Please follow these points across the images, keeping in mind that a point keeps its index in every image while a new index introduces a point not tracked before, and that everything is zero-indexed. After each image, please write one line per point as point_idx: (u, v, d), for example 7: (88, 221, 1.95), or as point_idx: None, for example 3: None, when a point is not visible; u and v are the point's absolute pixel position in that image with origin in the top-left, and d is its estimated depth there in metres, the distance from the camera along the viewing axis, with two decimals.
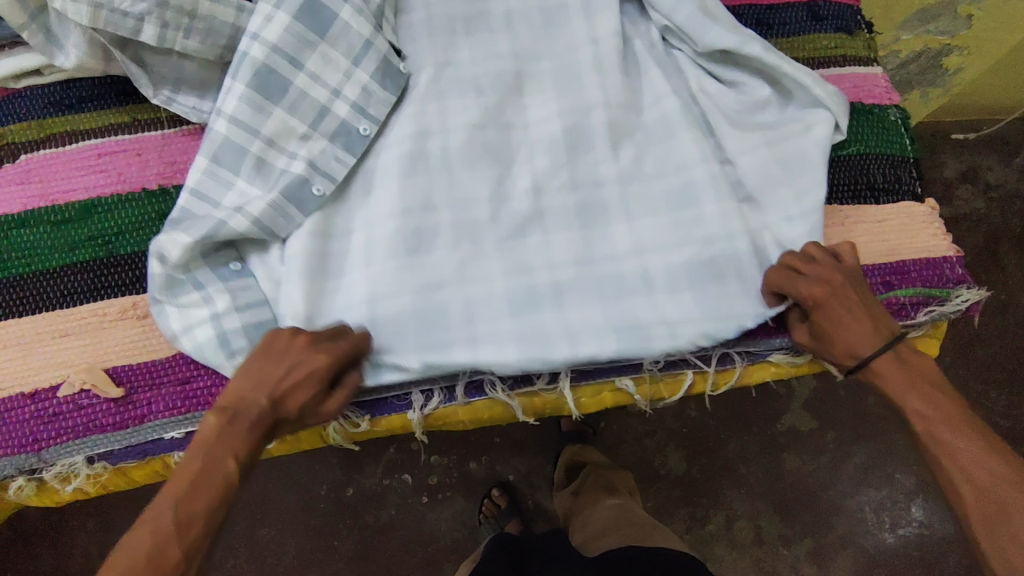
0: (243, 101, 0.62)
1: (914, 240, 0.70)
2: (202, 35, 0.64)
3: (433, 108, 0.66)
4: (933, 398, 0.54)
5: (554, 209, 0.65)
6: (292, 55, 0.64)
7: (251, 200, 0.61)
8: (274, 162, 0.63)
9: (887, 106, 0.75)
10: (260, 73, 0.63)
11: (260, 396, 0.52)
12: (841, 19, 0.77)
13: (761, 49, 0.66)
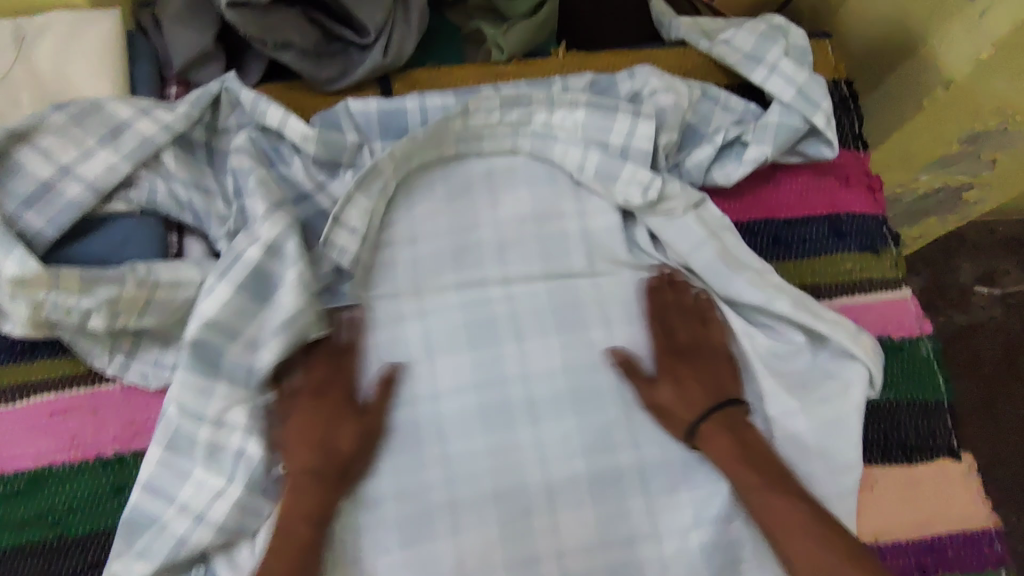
0: (191, 391, 0.57)
1: (951, 507, 0.63)
2: (160, 313, 0.57)
3: (424, 370, 0.64)
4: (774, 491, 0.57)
5: (563, 483, 0.61)
6: (244, 333, 0.59)
7: (212, 502, 0.57)
8: (228, 448, 0.59)
9: (917, 338, 0.68)
10: (209, 358, 0.58)
11: (323, 447, 0.58)
12: (865, 236, 0.70)
13: (790, 306, 0.63)
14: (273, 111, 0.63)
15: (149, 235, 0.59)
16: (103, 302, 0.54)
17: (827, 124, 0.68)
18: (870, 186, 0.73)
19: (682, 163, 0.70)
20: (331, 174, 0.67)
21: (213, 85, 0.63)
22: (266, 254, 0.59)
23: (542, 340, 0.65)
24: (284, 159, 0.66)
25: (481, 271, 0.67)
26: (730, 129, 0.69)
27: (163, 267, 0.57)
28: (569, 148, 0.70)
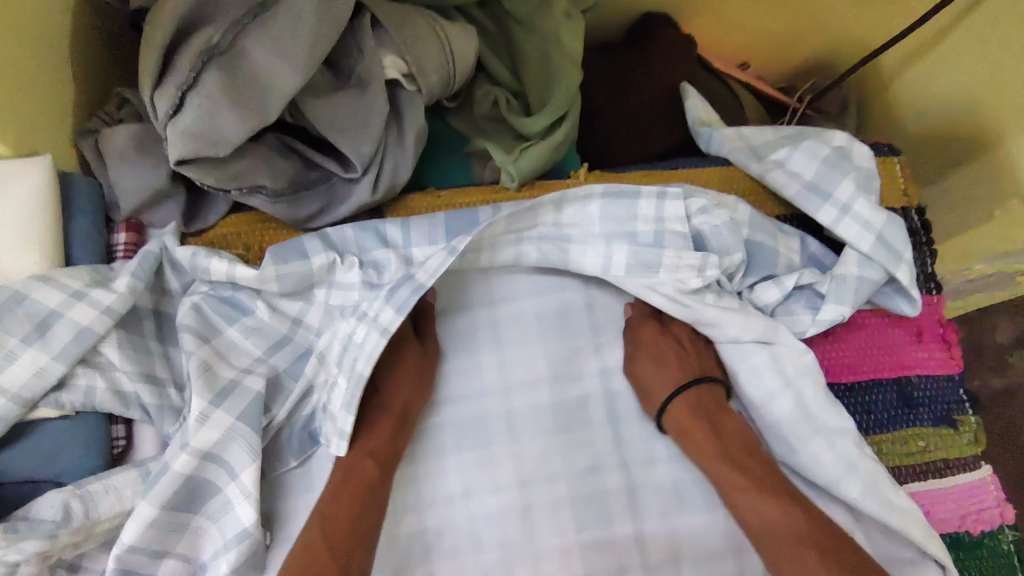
0: None
1: None
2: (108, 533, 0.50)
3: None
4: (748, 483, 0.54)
5: None
6: (178, 550, 0.51)
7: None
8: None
9: (997, 529, 0.59)
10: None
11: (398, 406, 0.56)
12: (938, 404, 0.61)
13: (860, 491, 0.55)
14: (215, 265, 0.55)
15: (88, 442, 0.50)
16: (33, 555, 0.45)
17: (912, 278, 0.57)
18: (946, 340, 0.63)
19: (746, 295, 0.60)
20: (304, 303, 0.59)
21: (151, 248, 0.55)
22: (201, 462, 0.50)
23: (559, 538, 0.56)
24: (243, 312, 0.58)
25: (488, 447, 0.58)
26: (805, 272, 0.58)
27: (104, 480, 0.49)
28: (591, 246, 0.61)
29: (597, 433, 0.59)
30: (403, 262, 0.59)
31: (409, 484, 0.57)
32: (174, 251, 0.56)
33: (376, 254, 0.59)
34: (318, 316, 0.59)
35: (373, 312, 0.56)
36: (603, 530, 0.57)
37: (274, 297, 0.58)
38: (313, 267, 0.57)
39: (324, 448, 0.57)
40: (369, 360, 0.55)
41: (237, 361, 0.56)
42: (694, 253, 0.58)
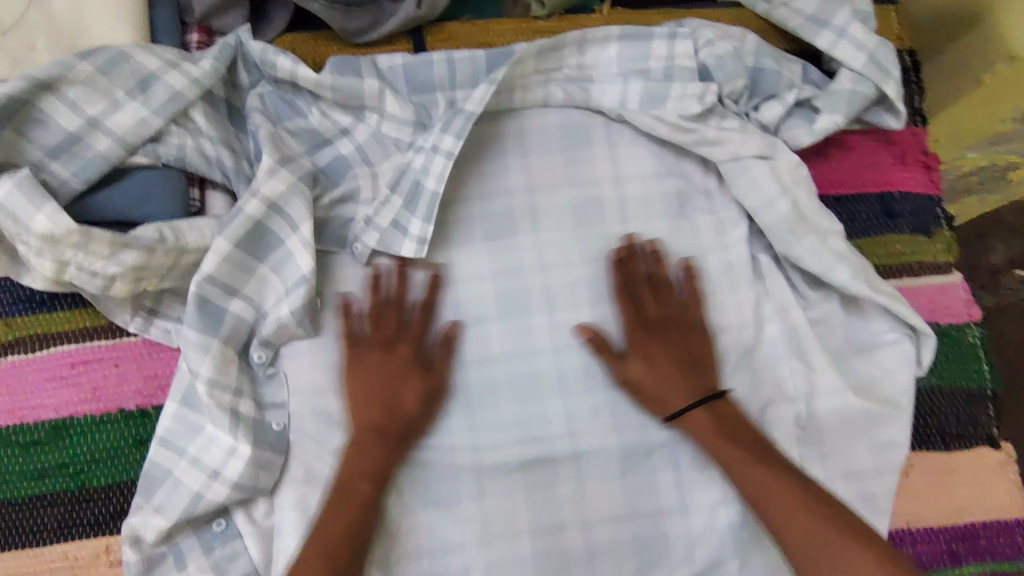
0: (199, 351, 0.57)
1: (984, 499, 0.62)
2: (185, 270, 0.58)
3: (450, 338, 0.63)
4: (735, 454, 0.57)
5: (592, 451, 0.61)
6: (244, 292, 0.59)
7: (225, 462, 0.57)
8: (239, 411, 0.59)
9: (965, 324, 0.66)
10: (214, 313, 0.58)
11: (389, 399, 0.58)
12: (918, 216, 0.68)
13: (850, 276, 0.61)
14: (282, 62, 0.62)
15: (173, 190, 0.58)
16: (128, 269, 0.54)
17: (898, 93, 0.64)
18: (926, 165, 0.70)
19: (751, 116, 0.65)
20: (355, 121, 0.66)
21: (233, 40, 0.63)
22: (268, 210, 0.59)
23: (573, 312, 0.64)
24: (300, 116, 0.66)
25: (512, 237, 0.65)
26: (802, 88, 0.64)
27: (182, 225, 0.57)
28: (607, 84, 0.67)
29: (610, 228, 0.66)
30: (449, 104, 0.67)
31: (441, 261, 0.65)
32: (249, 43, 0.63)
33: (426, 97, 0.67)
34: (363, 135, 0.66)
35: (430, 144, 0.65)
36: (612, 309, 0.64)
37: (329, 111, 0.66)
38: (366, 86, 0.64)
39: (355, 251, 0.65)
40: (438, 178, 0.64)
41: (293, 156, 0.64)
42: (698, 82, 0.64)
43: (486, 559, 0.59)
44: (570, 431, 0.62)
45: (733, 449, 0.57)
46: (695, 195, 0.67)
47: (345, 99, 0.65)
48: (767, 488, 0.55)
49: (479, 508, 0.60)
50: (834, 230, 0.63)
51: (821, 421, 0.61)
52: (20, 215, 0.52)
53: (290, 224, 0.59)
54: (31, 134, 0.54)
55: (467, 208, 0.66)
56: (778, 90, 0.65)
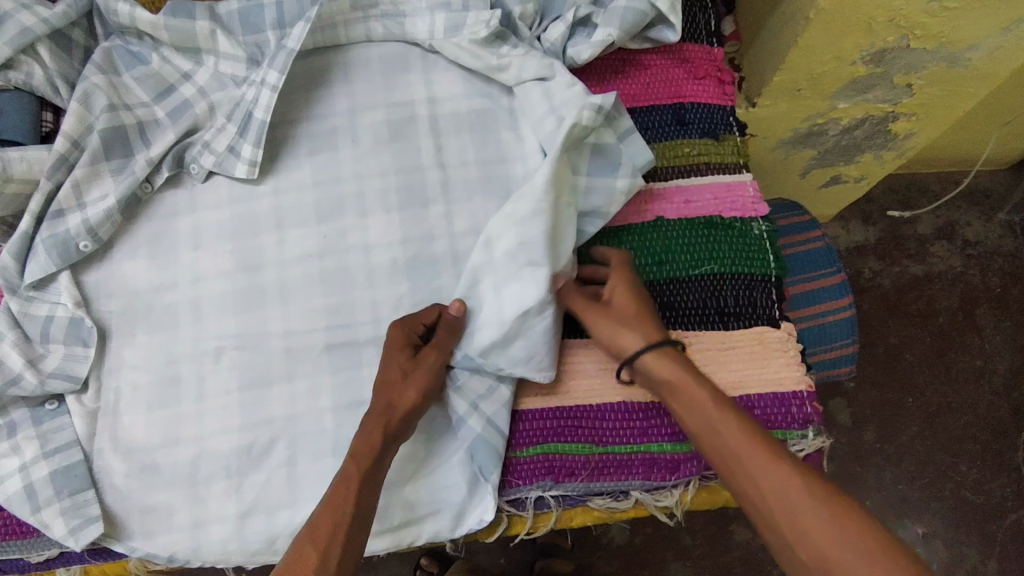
0: (41, 250, 0.66)
1: (758, 375, 0.65)
2: (25, 179, 0.66)
3: (271, 241, 0.70)
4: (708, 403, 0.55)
5: None
6: (83, 203, 0.68)
7: (64, 364, 0.65)
8: (58, 278, 0.67)
9: (750, 218, 0.71)
10: (53, 218, 0.67)
11: (386, 389, 0.58)
12: (707, 123, 0.73)
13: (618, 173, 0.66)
14: (121, 7, 0.69)
15: (25, 115, 0.67)
16: None
17: (671, 8, 0.70)
18: (721, 79, 0.75)
19: (542, 38, 0.72)
20: (195, 65, 0.74)
21: None
22: (115, 128, 0.69)
23: (384, 216, 0.71)
24: (142, 63, 0.73)
25: (335, 151, 0.73)
26: (582, 6, 0.70)
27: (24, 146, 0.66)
28: (416, 18, 0.74)
29: (421, 143, 0.73)
30: (279, 39, 0.73)
31: (268, 175, 0.72)
32: None
33: (258, 36, 0.74)
34: (204, 78, 0.74)
35: (259, 79, 0.72)
36: (419, 214, 0.71)
37: (171, 56, 0.74)
38: (197, 27, 0.71)
39: (194, 172, 0.72)
40: (266, 109, 0.70)
41: (136, 95, 0.72)
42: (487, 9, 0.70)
43: (285, 436, 0.64)
44: (376, 317, 0.68)
45: (705, 402, 0.55)
46: (500, 109, 0.74)
47: (183, 42, 0.72)
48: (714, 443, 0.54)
49: (288, 387, 0.65)
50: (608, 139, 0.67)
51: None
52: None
53: (142, 149, 0.71)
54: None
55: (295, 128, 0.74)
56: (562, 13, 0.72)
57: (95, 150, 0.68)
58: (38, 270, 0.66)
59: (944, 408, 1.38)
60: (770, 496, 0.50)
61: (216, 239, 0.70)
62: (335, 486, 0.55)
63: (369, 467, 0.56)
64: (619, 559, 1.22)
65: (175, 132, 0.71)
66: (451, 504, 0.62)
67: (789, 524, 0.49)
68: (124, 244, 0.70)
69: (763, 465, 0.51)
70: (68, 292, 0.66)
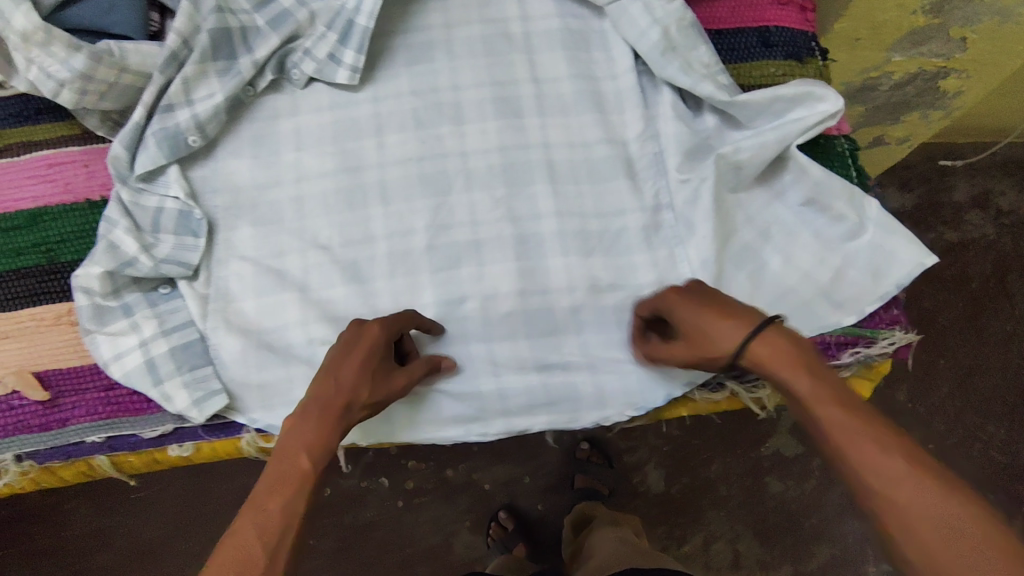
0: (152, 143, 0.68)
1: (849, 284, 0.67)
2: (137, 73, 0.67)
3: (371, 145, 0.72)
4: (832, 408, 0.48)
5: (490, 238, 0.69)
6: (190, 101, 0.70)
7: (176, 251, 0.67)
8: (167, 171, 0.69)
9: (836, 137, 0.74)
10: (164, 114, 0.68)
11: (336, 393, 0.55)
12: (791, 46, 0.75)
13: (714, 87, 0.68)
14: None
15: (135, 12, 0.69)
16: (77, 75, 0.63)
17: None
18: (802, 7, 0.77)
19: None
20: None
21: None
22: (222, 29, 0.70)
23: (479, 125, 0.73)
24: None
25: (431, 63, 0.75)
26: None
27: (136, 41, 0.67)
28: None
29: (515, 57, 0.75)
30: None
31: (366, 83, 0.74)
32: None
33: None
34: None
35: None
36: (514, 123, 0.73)
37: None
38: None
39: (295, 78, 0.74)
40: (369, 16, 0.72)
41: None
42: None
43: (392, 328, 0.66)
44: (475, 219, 0.70)
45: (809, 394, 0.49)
46: (591, 28, 0.76)
47: None
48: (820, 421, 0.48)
49: (392, 283, 0.68)
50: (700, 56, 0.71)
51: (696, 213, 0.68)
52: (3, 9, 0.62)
53: (246, 52, 0.72)
54: None
55: (390, 40, 0.76)
56: None
57: (204, 49, 0.70)
58: (149, 160, 0.68)
59: (977, 369, 1.41)
60: (892, 475, 0.44)
61: (316, 143, 0.73)
62: (256, 492, 0.50)
63: (312, 463, 0.52)
64: (655, 509, 1.19)
65: (278, 36, 0.72)
66: (564, 392, 0.67)
67: (910, 510, 0.42)
68: (228, 144, 0.72)
69: (871, 452, 0.45)
70: (179, 184, 0.69)
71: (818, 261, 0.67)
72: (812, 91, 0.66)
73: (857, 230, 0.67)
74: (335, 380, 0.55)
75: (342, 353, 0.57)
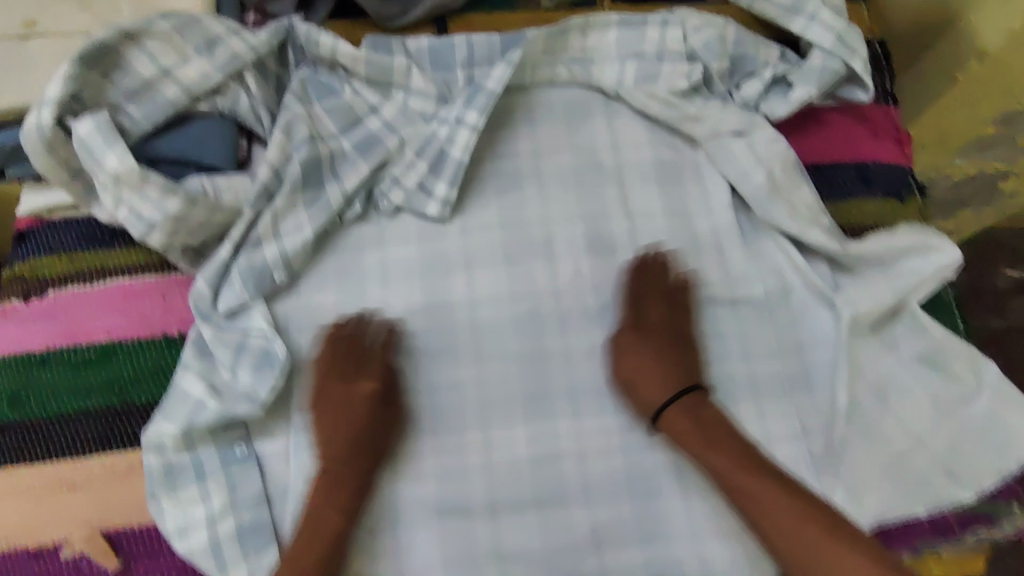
0: (237, 280, 0.65)
1: (971, 460, 0.62)
2: (223, 207, 0.63)
3: (461, 282, 0.69)
4: (737, 471, 0.58)
5: (587, 388, 0.66)
6: (277, 235, 0.67)
7: (245, 400, 0.62)
8: (249, 308, 0.66)
9: None
10: (251, 249, 0.66)
11: (350, 449, 0.60)
12: (890, 183, 0.73)
13: (824, 237, 0.67)
14: (324, 38, 0.70)
15: (224, 142, 0.66)
16: (169, 216, 0.59)
17: (865, 69, 0.71)
18: (898, 139, 0.76)
19: (736, 93, 0.72)
20: (382, 97, 0.73)
21: (282, 22, 0.70)
22: (311, 159, 0.68)
23: (573, 262, 0.70)
24: (333, 93, 0.72)
25: (520, 193, 0.73)
26: (778, 66, 0.71)
27: (226, 176, 0.65)
28: (605, 66, 0.74)
29: (607, 190, 0.73)
30: (469, 80, 0.74)
31: (455, 214, 0.72)
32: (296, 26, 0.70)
33: (447, 74, 0.74)
34: (391, 110, 0.73)
35: (453, 118, 0.71)
36: (608, 261, 0.70)
37: (360, 87, 0.73)
38: (395, 63, 0.72)
39: (382, 207, 0.71)
40: (463, 148, 0.70)
41: (324, 127, 0.71)
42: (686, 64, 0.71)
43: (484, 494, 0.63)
44: (571, 366, 0.67)
45: (765, 484, 0.57)
46: (687, 158, 0.73)
47: (377, 73, 0.72)
48: (761, 500, 0.56)
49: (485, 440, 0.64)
50: (810, 198, 0.69)
51: (809, 367, 0.66)
52: (93, 151, 0.58)
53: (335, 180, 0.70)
54: (113, 79, 0.61)
55: (479, 168, 0.73)
56: (757, 69, 0.72)
57: (296, 180, 0.67)
58: (233, 299, 0.65)
59: None
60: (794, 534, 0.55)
61: (405, 277, 0.69)
62: (294, 550, 0.57)
63: (325, 527, 0.58)
64: None
65: (368, 165, 0.70)
66: (672, 564, 0.62)
67: None
68: (311, 276, 0.69)
69: (787, 506, 0.56)
70: (262, 322, 0.65)
71: (934, 426, 0.63)
72: (932, 244, 0.65)
73: (969, 396, 0.64)
74: (355, 431, 0.61)
75: (333, 405, 0.62)
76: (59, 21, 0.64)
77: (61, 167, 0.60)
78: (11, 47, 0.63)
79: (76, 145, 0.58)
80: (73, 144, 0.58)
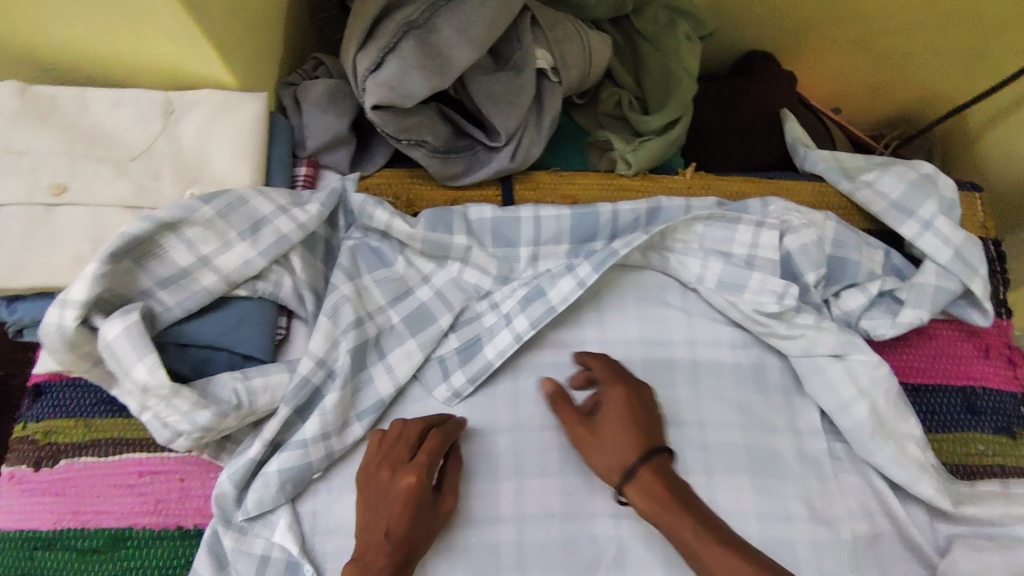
0: (267, 485, 0.58)
1: None
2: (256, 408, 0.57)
3: (508, 491, 0.61)
4: (679, 525, 0.53)
5: None
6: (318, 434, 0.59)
7: None
8: (276, 513, 0.59)
9: None
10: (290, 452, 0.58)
11: (382, 545, 0.52)
12: (1001, 415, 0.65)
13: (935, 489, 0.58)
14: (380, 213, 0.64)
15: (262, 329, 0.59)
16: (199, 429, 0.53)
17: (985, 291, 0.63)
18: (1012, 361, 0.67)
19: (833, 303, 0.64)
20: (437, 267, 0.67)
21: (337, 188, 0.65)
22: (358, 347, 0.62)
23: None
24: (385, 263, 0.66)
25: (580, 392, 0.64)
26: (887, 279, 0.63)
27: (260, 374, 0.58)
28: (685, 257, 0.66)
29: (681, 391, 0.63)
30: (532, 258, 0.67)
31: (506, 408, 0.64)
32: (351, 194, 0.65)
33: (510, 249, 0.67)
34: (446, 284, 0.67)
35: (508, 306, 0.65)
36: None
37: (415, 258, 0.67)
38: (455, 239, 0.65)
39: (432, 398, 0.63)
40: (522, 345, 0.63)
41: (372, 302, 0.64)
42: (779, 280, 0.63)
43: None
44: None
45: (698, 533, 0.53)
46: (770, 366, 0.65)
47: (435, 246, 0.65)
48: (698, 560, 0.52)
49: None
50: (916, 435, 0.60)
51: None
52: (123, 360, 0.52)
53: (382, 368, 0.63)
54: (147, 266, 0.56)
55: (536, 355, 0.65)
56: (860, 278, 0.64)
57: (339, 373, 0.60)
58: (263, 504, 0.58)
59: None
60: None
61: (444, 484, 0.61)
62: None
63: None
64: None
65: (418, 345, 0.64)
66: None
67: None
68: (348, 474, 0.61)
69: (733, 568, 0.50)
70: (290, 534, 0.58)
71: None
72: None
73: None
74: (369, 540, 0.53)
75: (382, 491, 0.54)
76: (95, 188, 0.58)
77: (81, 360, 0.54)
78: (37, 214, 0.57)
79: (102, 349, 0.52)
80: (99, 346, 0.52)
